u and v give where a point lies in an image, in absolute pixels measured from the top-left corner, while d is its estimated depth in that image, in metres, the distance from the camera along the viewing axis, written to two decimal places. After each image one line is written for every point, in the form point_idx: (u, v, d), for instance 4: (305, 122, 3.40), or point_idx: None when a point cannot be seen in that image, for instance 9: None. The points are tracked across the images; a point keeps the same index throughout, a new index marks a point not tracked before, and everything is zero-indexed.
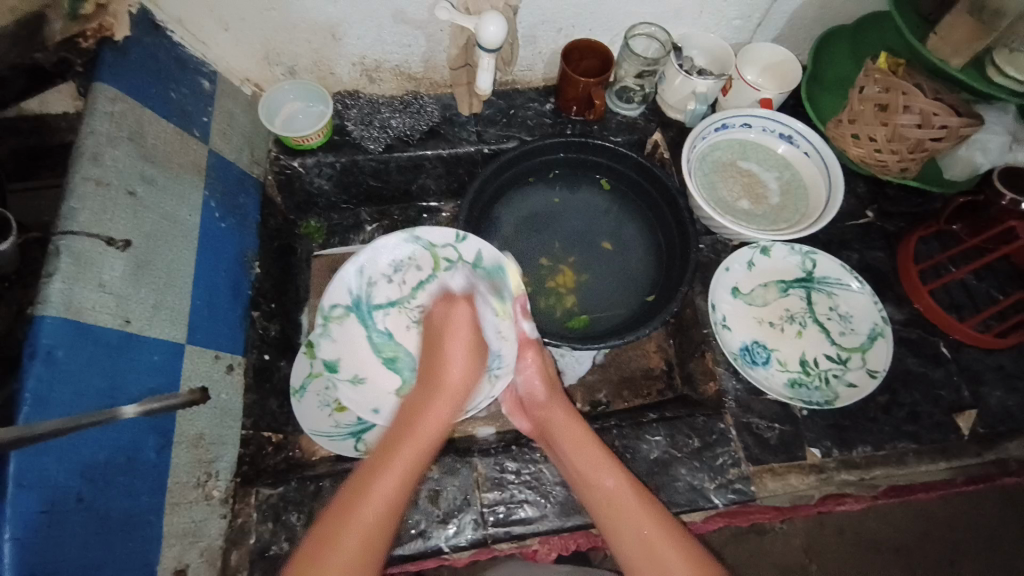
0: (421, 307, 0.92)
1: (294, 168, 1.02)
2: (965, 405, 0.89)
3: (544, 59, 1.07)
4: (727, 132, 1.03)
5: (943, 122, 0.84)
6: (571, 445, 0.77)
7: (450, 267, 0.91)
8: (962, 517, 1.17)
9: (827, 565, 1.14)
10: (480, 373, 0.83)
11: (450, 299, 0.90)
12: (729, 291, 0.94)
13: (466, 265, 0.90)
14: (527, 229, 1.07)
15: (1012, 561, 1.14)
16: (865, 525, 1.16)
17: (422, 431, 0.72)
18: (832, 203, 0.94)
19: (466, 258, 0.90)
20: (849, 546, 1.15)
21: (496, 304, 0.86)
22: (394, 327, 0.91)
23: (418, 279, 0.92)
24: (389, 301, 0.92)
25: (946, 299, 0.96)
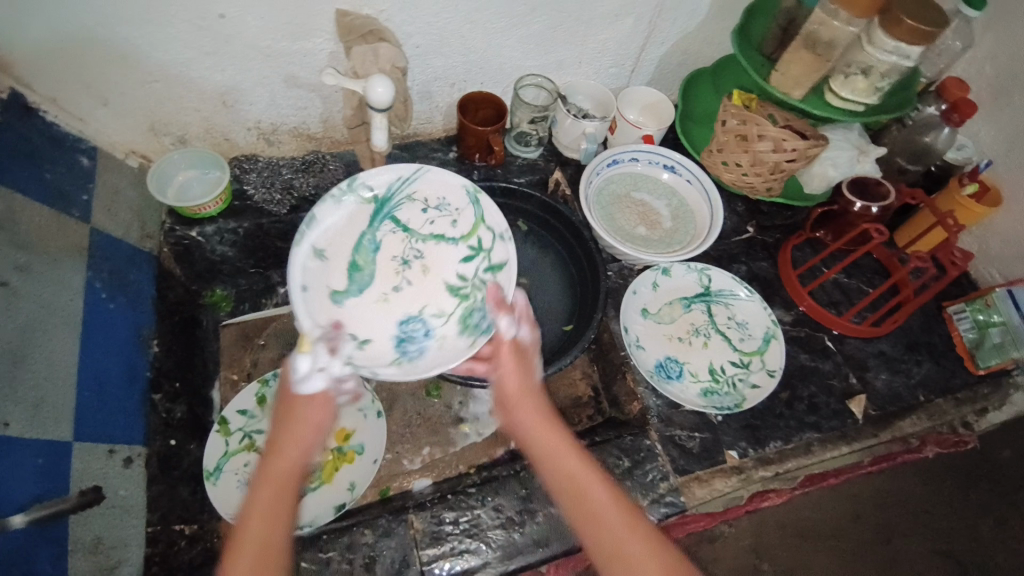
0: (420, 257, 0.89)
1: (193, 238, 0.97)
2: (855, 390, 0.98)
3: (442, 112, 1.12)
4: (618, 166, 1.12)
5: (792, 146, 0.96)
6: (556, 465, 0.72)
7: (474, 250, 0.89)
8: (890, 494, 1.25)
9: (776, 562, 1.19)
10: (394, 346, 0.84)
11: (448, 276, 0.88)
12: (639, 312, 1.00)
13: (486, 261, 0.89)
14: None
15: (938, 527, 1.23)
16: (802, 516, 1.23)
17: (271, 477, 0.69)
18: (714, 222, 1.04)
19: (490, 255, 0.89)
20: (791, 540, 1.21)
21: (466, 313, 0.86)
22: (387, 245, 0.88)
23: (443, 231, 0.90)
24: (405, 225, 0.89)
25: (825, 298, 1.07)
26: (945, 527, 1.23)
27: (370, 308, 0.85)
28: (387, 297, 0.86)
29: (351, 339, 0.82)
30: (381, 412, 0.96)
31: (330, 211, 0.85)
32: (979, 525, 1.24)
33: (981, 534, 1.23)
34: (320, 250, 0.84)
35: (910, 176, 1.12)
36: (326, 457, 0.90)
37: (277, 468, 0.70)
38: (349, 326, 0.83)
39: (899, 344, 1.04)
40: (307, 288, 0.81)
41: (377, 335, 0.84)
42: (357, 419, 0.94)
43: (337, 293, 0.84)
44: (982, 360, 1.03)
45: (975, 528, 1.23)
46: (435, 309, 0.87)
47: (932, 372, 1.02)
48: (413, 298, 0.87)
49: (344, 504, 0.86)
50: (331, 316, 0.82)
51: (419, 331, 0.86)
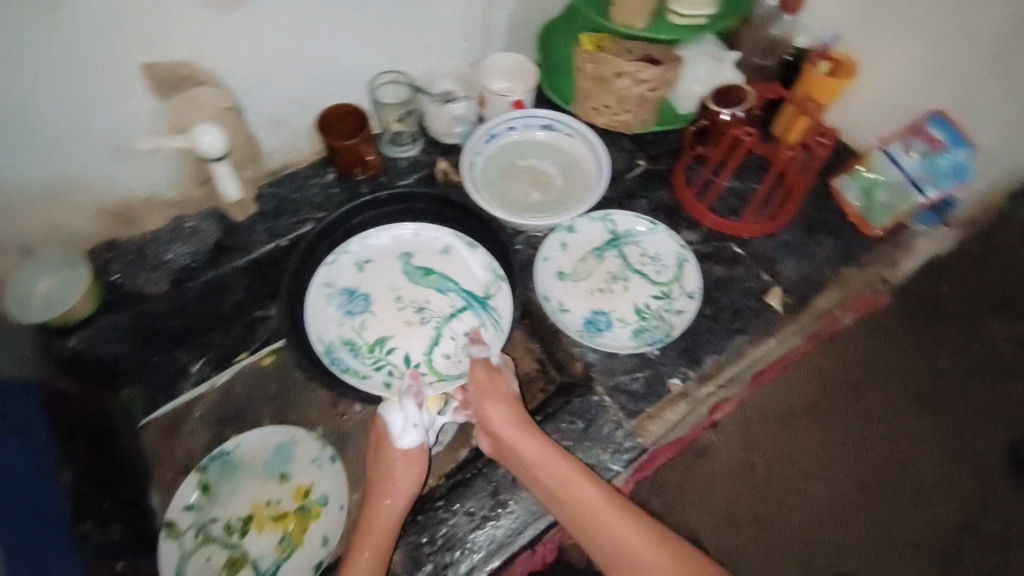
0: (425, 319, 0.99)
1: (77, 347, 0.92)
2: (769, 285, 1.03)
3: (303, 137, 1.06)
4: (496, 141, 1.10)
5: (648, 77, 0.98)
6: (554, 482, 0.79)
7: (389, 375, 0.96)
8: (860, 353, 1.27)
9: (766, 452, 1.20)
10: (339, 294, 1.01)
11: (392, 337, 0.98)
12: (556, 277, 1.01)
13: (391, 375, 0.96)
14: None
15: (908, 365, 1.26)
16: (781, 400, 1.24)
17: (381, 508, 0.80)
18: (604, 169, 1.05)
19: (389, 375, 0.95)
20: (775, 427, 1.22)
21: (342, 351, 0.97)
22: (434, 298, 1.01)
23: (433, 339, 0.97)
24: (456, 313, 1.00)
25: (724, 207, 1.10)
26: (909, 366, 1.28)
27: (383, 275, 1.03)
28: (399, 293, 1.01)
29: (363, 260, 1.03)
30: (335, 456, 0.94)
31: (455, 236, 1.05)
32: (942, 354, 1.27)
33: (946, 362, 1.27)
34: (443, 246, 1.04)
35: (769, 71, 1.16)
36: (290, 522, 0.89)
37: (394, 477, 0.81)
38: (386, 263, 1.03)
39: (799, 231, 1.09)
40: (417, 230, 1.06)
41: (359, 277, 1.02)
42: (312, 473, 0.93)
43: (409, 255, 1.04)
44: (875, 220, 1.08)
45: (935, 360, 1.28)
46: (376, 327, 0.99)
47: (834, 247, 1.08)
48: (386, 309, 1.00)
49: (323, 561, 0.86)
50: (399, 255, 1.04)
51: (351, 302, 1.00)
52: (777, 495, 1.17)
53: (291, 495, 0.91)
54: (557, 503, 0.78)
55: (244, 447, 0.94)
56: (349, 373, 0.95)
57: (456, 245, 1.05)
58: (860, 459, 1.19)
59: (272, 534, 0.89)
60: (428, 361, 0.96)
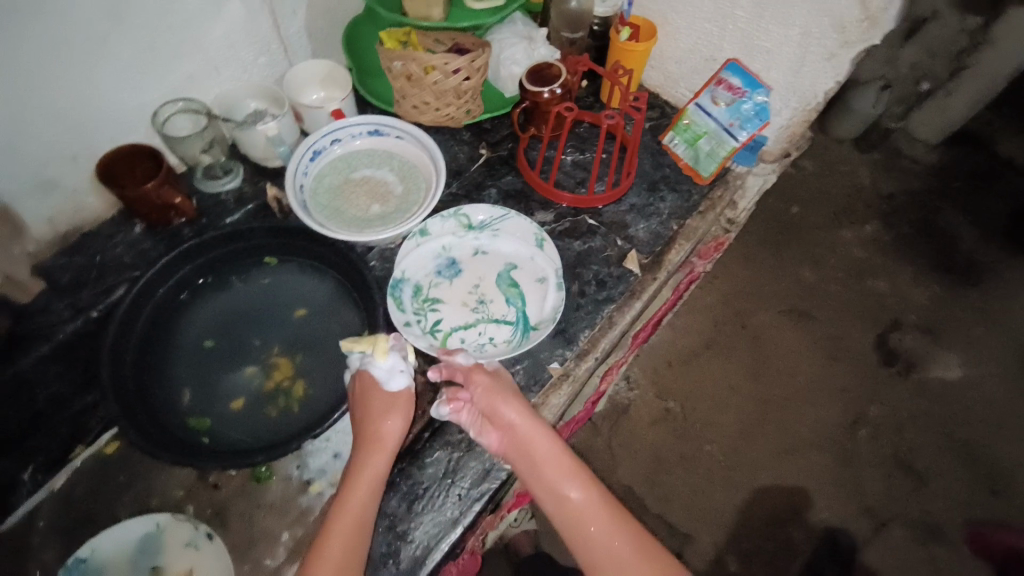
0: (477, 307, 0.96)
1: None
2: (626, 250, 1.06)
3: (89, 190, 0.93)
4: (321, 157, 1.02)
5: (455, 67, 0.93)
6: (555, 473, 0.80)
7: (435, 330, 0.93)
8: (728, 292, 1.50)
9: (678, 397, 1.37)
10: (434, 262, 0.99)
11: (461, 299, 0.96)
12: (414, 285, 0.97)
13: (429, 325, 0.93)
14: (201, 351, 0.96)
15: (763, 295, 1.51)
16: (678, 347, 1.43)
17: (380, 443, 0.80)
18: (440, 165, 1.01)
19: (430, 324, 0.93)
20: (679, 371, 1.40)
21: (417, 292, 0.96)
22: (479, 309, 0.96)
23: (452, 324, 0.94)
24: (472, 321, 0.94)
25: (571, 182, 1.12)
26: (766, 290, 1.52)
27: (470, 267, 0.99)
28: (477, 284, 0.98)
29: (477, 224, 1.01)
30: (213, 532, 0.84)
31: (500, 242, 1.00)
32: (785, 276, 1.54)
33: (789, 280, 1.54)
34: (538, 273, 0.98)
35: (579, 45, 1.17)
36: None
37: (374, 456, 0.79)
38: (470, 249, 1.00)
39: (642, 192, 1.13)
40: (481, 248, 1.00)
41: (457, 252, 1.00)
42: (189, 557, 0.82)
43: (512, 265, 0.99)
44: (704, 170, 1.15)
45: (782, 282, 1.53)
46: (441, 287, 0.97)
47: (676, 202, 1.13)
48: (457, 288, 0.97)
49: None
50: (474, 228, 1.01)
51: (443, 269, 0.98)
52: (693, 431, 1.33)
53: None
54: (555, 496, 0.79)
55: (101, 549, 0.83)
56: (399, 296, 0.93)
57: (552, 278, 0.98)
58: (755, 382, 1.39)
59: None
60: (448, 334, 0.93)
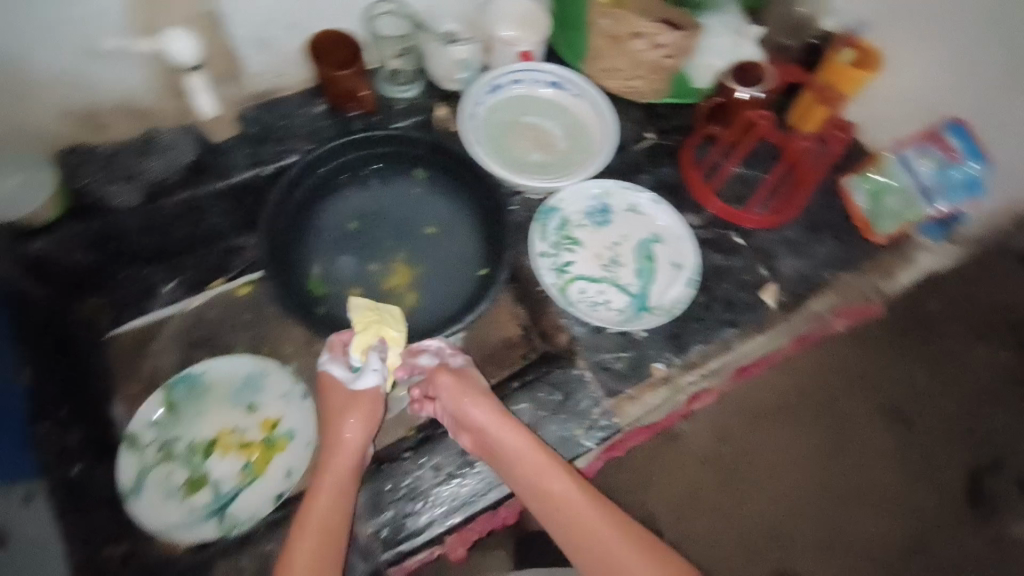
0: (608, 264, 0.96)
1: (42, 251, 0.89)
2: (766, 280, 1.00)
3: (294, 61, 0.99)
4: (499, 92, 1.02)
5: (665, 41, 0.91)
6: (533, 473, 0.77)
7: (561, 270, 0.95)
8: (841, 361, 1.24)
9: (735, 445, 1.20)
10: (588, 204, 1.00)
11: (598, 250, 0.97)
12: (560, 221, 0.98)
13: (559, 262, 0.96)
14: (347, 233, 1.02)
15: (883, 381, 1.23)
16: (755, 396, 1.23)
17: (339, 447, 0.80)
18: (610, 139, 1.00)
19: (559, 261, 0.96)
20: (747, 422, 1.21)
21: (560, 226, 0.98)
22: (610, 268, 0.96)
23: (577, 271, 0.96)
24: (599, 277, 0.95)
25: (730, 194, 1.06)
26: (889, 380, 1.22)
27: (617, 224, 0.99)
28: (617, 241, 0.98)
29: (635, 197, 1.00)
30: (306, 394, 0.93)
31: (652, 213, 1.00)
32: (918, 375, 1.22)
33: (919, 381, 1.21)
34: (677, 258, 0.97)
35: (792, 53, 1.09)
36: (255, 451, 0.89)
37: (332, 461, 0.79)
38: (622, 212, 1.00)
39: (802, 227, 1.05)
40: (633, 211, 1.00)
41: (612, 208, 1.00)
42: (282, 406, 0.92)
43: (655, 237, 0.98)
44: (880, 226, 1.04)
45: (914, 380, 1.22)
46: (584, 231, 0.98)
47: (836, 249, 1.04)
48: (597, 238, 0.98)
49: (283, 493, 0.86)
50: (629, 196, 1.01)
51: (592, 216, 1.00)
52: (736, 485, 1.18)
53: (255, 425, 0.91)
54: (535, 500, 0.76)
55: (211, 372, 0.93)
56: (542, 226, 0.97)
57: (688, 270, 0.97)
58: (823, 461, 1.18)
59: (235, 460, 0.89)
60: (572, 278, 0.95)
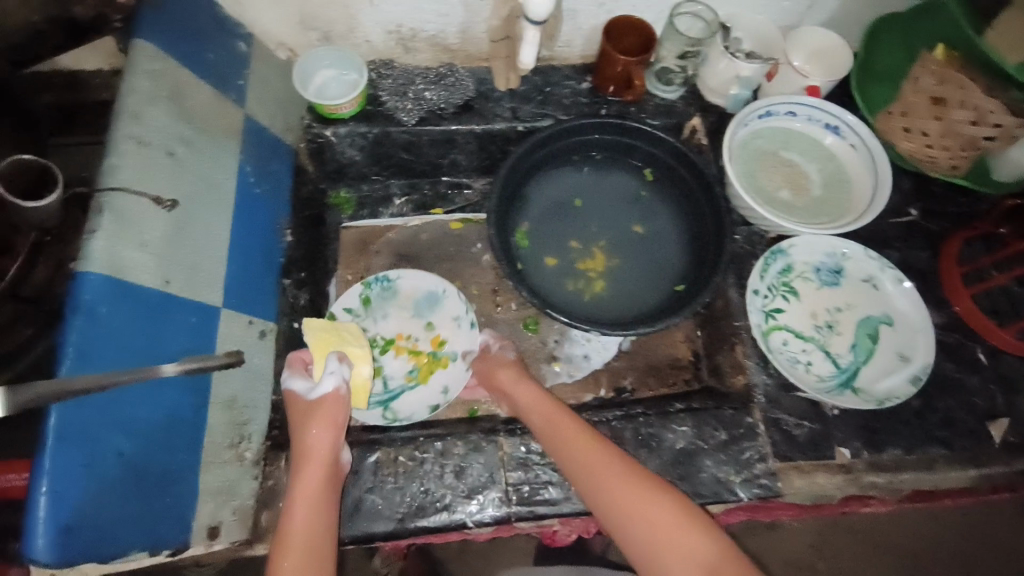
0: (822, 327, 0.90)
1: (326, 138, 1.00)
2: (999, 412, 0.87)
3: (584, 36, 1.03)
4: (770, 119, 0.99)
5: (997, 121, 0.81)
6: (581, 464, 0.75)
7: (766, 314, 0.90)
8: (977, 528, 1.16)
9: (834, 563, 1.13)
10: (819, 259, 0.93)
11: (815, 309, 0.91)
12: (785, 266, 0.93)
13: (765, 305, 0.90)
14: (568, 206, 1.05)
15: (1021, 564, 1.13)
16: (878, 528, 1.15)
17: (304, 455, 0.74)
18: (876, 200, 0.91)
19: (766, 305, 0.90)
20: (860, 547, 1.14)
21: (780, 271, 0.92)
22: (822, 332, 0.90)
23: (785, 323, 0.90)
24: (807, 337, 0.89)
25: (987, 304, 0.93)
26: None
27: (846, 290, 0.92)
28: (839, 308, 0.91)
29: (879, 269, 0.91)
30: (474, 323, 0.98)
31: (896, 293, 0.90)
32: None
33: None
34: (906, 349, 0.87)
35: None
36: (422, 360, 0.96)
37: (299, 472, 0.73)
38: (857, 279, 0.92)
39: None
40: (870, 283, 0.91)
41: (845, 272, 0.92)
42: (452, 328, 0.98)
43: (888, 319, 0.89)
44: None
45: None
46: (806, 285, 0.92)
47: None
48: (818, 297, 0.92)
49: (438, 405, 0.91)
50: (870, 266, 0.92)
51: (818, 272, 0.93)
52: None
53: (427, 340, 0.98)
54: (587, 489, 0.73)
55: (403, 281, 1.01)
56: (764, 263, 0.92)
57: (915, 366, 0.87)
58: None
59: (404, 363, 0.96)
60: (778, 326, 0.90)
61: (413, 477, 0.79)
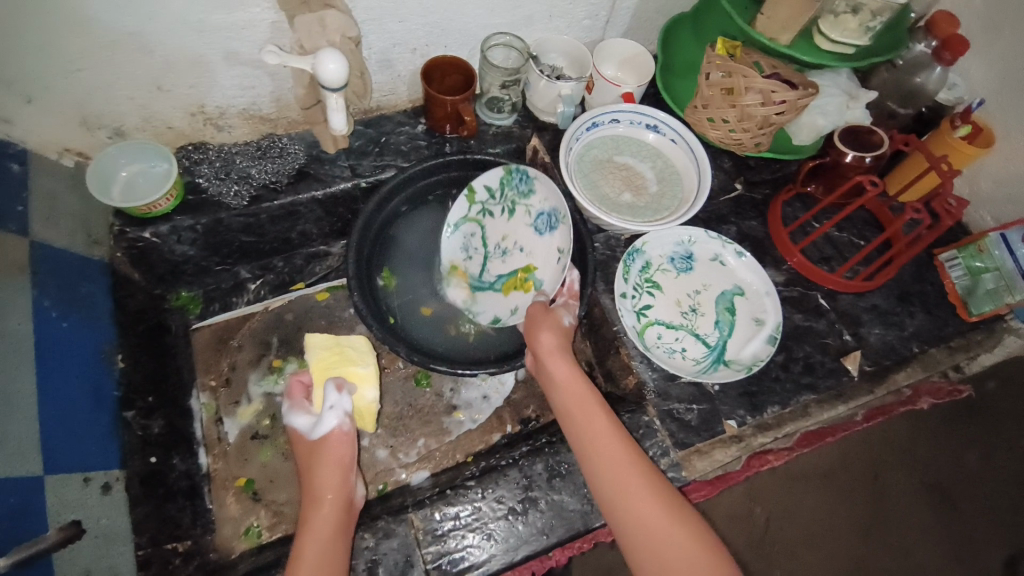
0: (688, 312, 0.96)
1: (147, 240, 0.91)
2: (850, 347, 0.97)
3: (406, 81, 1.02)
4: (598, 130, 1.04)
5: (782, 98, 0.89)
6: (595, 439, 0.76)
7: (638, 312, 0.94)
8: (888, 437, 1.26)
9: (769, 505, 1.22)
10: (671, 248, 1.00)
11: (678, 297, 0.97)
12: (642, 263, 0.98)
13: (636, 304, 0.95)
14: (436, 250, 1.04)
15: (928, 457, 1.25)
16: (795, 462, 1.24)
17: (317, 499, 0.78)
18: (704, 185, 0.98)
19: (637, 303, 0.95)
20: (784, 483, 1.23)
21: (640, 268, 0.97)
22: (688, 317, 0.95)
23: (655, 316, 0.95)
24: (676, 325, 0.95)
25: (816, 254, 1.04)
26: (933, 457, 1.25)
27: (700, 272, 0.99)
28: (697, 290, 0.97)
29: (723, 248, 0.99)
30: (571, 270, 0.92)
31: (740, 267, 0.98)
32: (964, 455, 1.25)
33: (964, 463, 1.24)
34: (759, 314, 0.95)
35: (900, 120, 1.07)
36: (517, 275, 0.97)
37: (315, 510, 0.76)
38: (706, 260, 0.99)
39: (892, 297, 1.02)
40: (718, 261, 0.99)
41: (697, 255, 0.99)
42: (548, 259, 0.94)
43: (739, 290, 0.97)
44: (974, 307, 1.01)
45: (960, 459, 1.25)
46: (665, 276, 0.98)
47: (926, 323, 1.02)
48: (678, 284, 0.97)
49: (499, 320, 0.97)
50: (715, 246, 0.99)
51: (673, 261, 0.99)
52: (768, 548, 1.19)
53: (524, 261, 0.97)
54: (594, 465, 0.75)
55: (540, 181, 0.94)
56: (628, 263, 0.96)
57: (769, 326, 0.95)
58: (864, 535, 1.19)
59: (518, 264, 0.97)
60: (649, 322, 0.94)
61: None
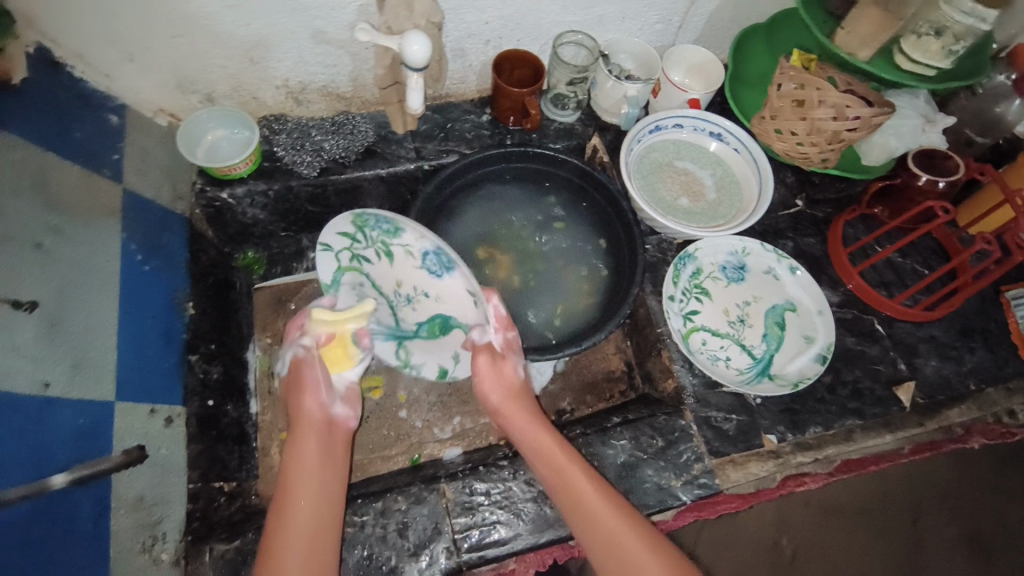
0: (737, 322, 0.95)
1: (223, 200, 0.97)
2: (903, 377, 0.94)
3: (476, 71, 1.05)
4: (660, 133, 1.04)
5: (856, 113, 0.87)
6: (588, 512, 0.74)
7: (685, 316, 0.94)
8: (930, 479, 1.22)
9: (796, 537, 1.17)
10: (725, 257, 0.99)
11: (727, 305, 0.96)
12: (694, 269, 0.97)
13: (682, 307, 0.94)
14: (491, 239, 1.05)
15: (971, 506, 1.20)
16: (830, 495, 1.20)
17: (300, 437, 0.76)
18: (764, 196, 0.97)
19: (683, 308, 0.94)
20: (816, 517, 1.18)
21: (691, 274, 0.97)
22: (736, 327, 0.94)
23: (702, 324, 0.94)
24: (724, 333, 0.94)
25: (876, 279, 1.01)
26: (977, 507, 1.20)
27: (752, 284, 0.97)
28: (748, 301, 0.96)
29: (780, 262, 0.98)
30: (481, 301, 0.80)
31: (794, 282, 0.97)
32: (1008, 511, 1.21)
33: (1007, 519, 1.20)
34: (809, 332, 0.93)
35: (978, 149, 1.03)
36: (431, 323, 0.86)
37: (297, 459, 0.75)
38: (761, 272, 0.98)
39: (952, 330, 0.98)
40: (772, 275, 0.98)
41: (750, 267, 0.98)
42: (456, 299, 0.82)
43: (791, 306, 0.96)
44: None
45: (1003, 514, 1.20)
46: (716, 284, 0.97)
47: (986, 361, 0.97)
48: (728, 293, 0.97)
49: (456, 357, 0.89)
50: (770, 260, 0.98)
51: (726, 270, 0.98)
52: None
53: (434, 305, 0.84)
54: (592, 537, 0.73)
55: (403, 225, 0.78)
56: (680, 267, 0.96)
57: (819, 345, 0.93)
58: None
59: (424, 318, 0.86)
60: (695, 328, 0.94)
61: (355, 544, 0.76)
